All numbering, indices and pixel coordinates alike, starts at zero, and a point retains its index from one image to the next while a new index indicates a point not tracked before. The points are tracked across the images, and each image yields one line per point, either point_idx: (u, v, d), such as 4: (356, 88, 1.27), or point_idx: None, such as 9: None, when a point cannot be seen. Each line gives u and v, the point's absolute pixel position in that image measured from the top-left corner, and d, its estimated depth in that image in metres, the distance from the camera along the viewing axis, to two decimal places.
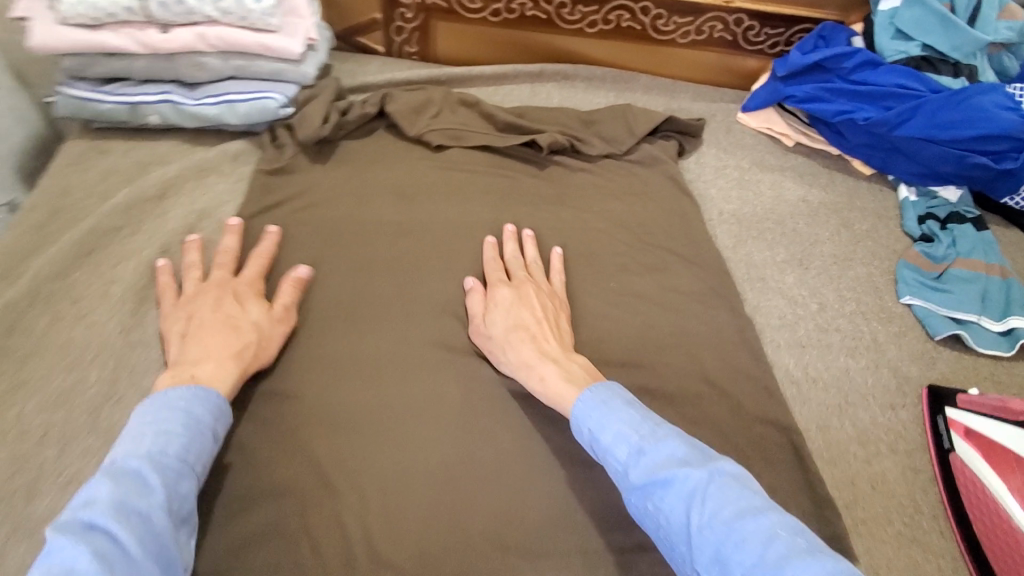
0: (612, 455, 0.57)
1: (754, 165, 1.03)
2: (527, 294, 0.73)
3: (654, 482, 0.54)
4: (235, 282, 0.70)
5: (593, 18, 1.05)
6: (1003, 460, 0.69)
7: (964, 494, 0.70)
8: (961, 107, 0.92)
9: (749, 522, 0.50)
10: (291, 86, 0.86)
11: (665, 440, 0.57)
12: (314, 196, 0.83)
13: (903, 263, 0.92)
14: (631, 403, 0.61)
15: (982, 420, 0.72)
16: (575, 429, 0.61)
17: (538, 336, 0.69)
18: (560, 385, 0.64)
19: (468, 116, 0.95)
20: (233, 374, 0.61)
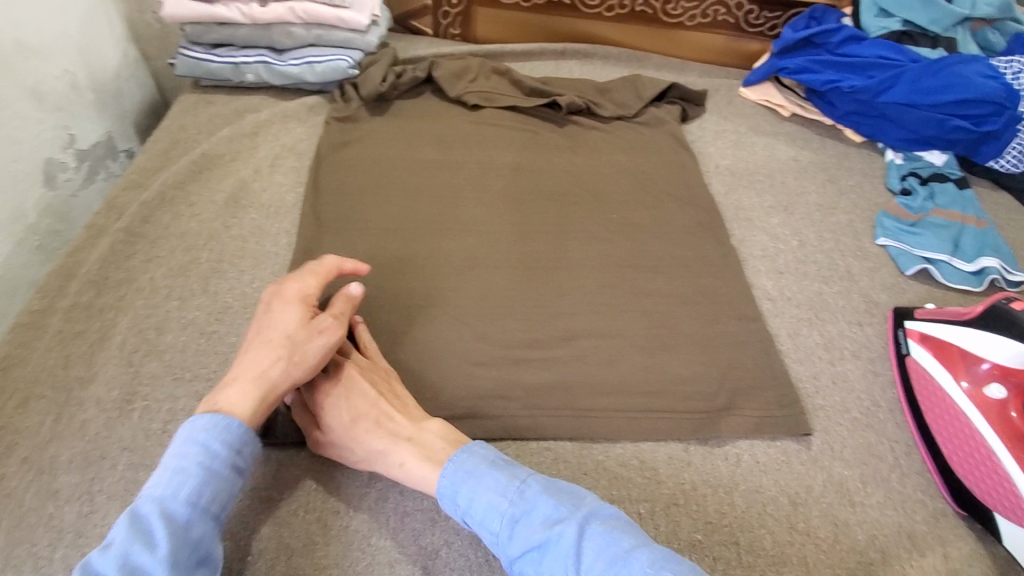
0: (485, 526, 0.58)
1: (750, 130, 1.17)
2: (352, 375, 0.69)
3: (529, 547, 0.56)
4: (283, 293, 0.70)
5: (611, 3, 1.23)
6: (949, 356, 0.75)
7: (918, 391, 0.77)
8: (938, 76, 1.05)
9: (619, 567, 0.53)
10: (358, 52, 1.06)
11: (534, 499, 0.58)
12: (372, 139, 1.01)
13: (883, 214, 1.02)
14: (497, 465, 0.61)
15: (935, 324, 0.78)
16: (442, 500, 0.61)
17: (382, 422, 0.66)
18: (419, 466, 0.63)
19: (500, 82, 1.14)
20: (251, 398, 0.62)
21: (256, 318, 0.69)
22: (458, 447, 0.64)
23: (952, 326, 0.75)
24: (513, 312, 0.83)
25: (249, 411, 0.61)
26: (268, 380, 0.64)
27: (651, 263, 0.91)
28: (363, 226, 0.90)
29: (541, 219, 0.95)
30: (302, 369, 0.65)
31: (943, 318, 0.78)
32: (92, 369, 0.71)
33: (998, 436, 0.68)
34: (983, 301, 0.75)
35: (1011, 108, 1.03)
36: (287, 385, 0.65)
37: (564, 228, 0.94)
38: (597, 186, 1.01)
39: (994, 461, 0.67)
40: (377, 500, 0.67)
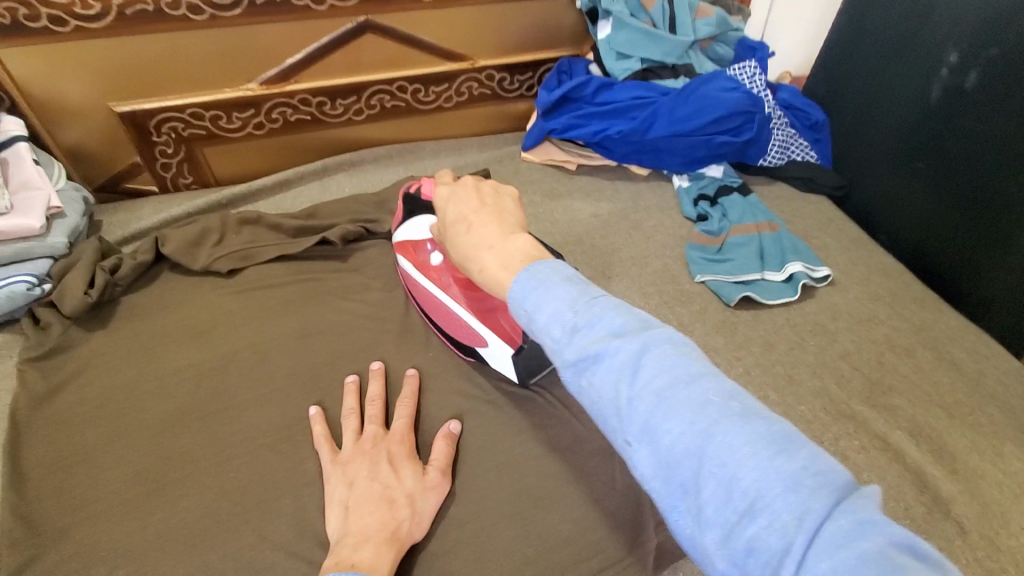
0: (547, 332, 0.45)
1: (545, 196, 1.10)
2: (470, 185, 0.63)
3: (586, 360, 0.43)
4: (389, 438, 0.69)
5: (356, 107, 1.07)
6: (407, 250, 0.85)
7: (413, 291, 0.87)
8: (689, 102, 1.06)
9: (684, 394, 0.40)
10: (42, 261, 0.81)
11: (604, 310, 0.45)
12: (96, 367, 0.77)
13: (690, 246, 1.02)
14: (570, 279, 0.47)
15: (397, 228, 0.88)
16: (514, 302, 0.48)
17: (474, 225, 0.58)
18: (499, 268, 0.53)
19: (254, 232, 0.95)
20: (389, 554, 0.58)
21: (361, 468, 0.64)
22: (538, 260, 0.52)
23: (407, 222, 0.86)
24: None
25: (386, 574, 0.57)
26: (400, 535, 0.61)
27: (489, 399, 0.79)
28: (105, 508, 0.65)
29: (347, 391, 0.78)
30: (423, 526, 0.64)
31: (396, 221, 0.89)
32: None
33: (452, 293, 0.80)
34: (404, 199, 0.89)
35: (758, 113, 1.09)
36: (407, 537, 0.61)
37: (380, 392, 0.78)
38: (404, 321, 0.87)
39: (456, 319, 0.80)
40: None
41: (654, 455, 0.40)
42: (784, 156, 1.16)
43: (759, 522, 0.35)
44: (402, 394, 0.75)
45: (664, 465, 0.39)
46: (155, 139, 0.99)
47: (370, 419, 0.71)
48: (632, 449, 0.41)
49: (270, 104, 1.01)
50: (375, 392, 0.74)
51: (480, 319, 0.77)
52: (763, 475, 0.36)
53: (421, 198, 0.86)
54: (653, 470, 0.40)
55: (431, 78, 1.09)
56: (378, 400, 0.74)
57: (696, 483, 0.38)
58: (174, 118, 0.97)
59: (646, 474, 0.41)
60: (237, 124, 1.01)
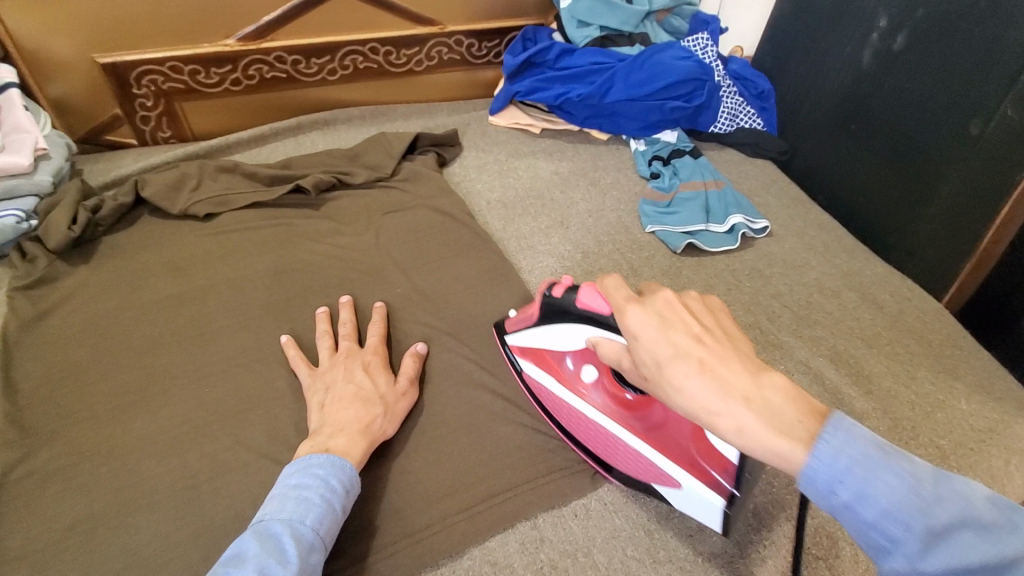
0: (858, 512, 0.39)
1: (510, 155, 1.17)
2: (671, 309, 0.49)
3: (954, 574, 0.37)
4: (362, 352, 0.77)
5: (330, 67, 1.13)
6: (544, 359, 0.75)
7: (540, 393, 0.76)
8: (645, 67, 1.14)
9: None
10: (28, 199, 0.86)
11: (944, 494, 0.38)
12: (80, 298, 0.82)
13: (642, 201, 1.09)
14: (888, 449, 0.39)
15: (522, 333, 0.77)
16: (805, 481, 0.40)
17: (717, 371, 0.45)
18: (767, 431, 0.42)
19: (230, 180, 1.00)
20: (362, 445, 0.65)
21: (337, 376, 0.72)
22: (816, 419, 0.42)
23: (534, 328, 0.75)
24: None
25: (359, 457, 0.64)
26: (373, 430, 0.67)
27: (450, 331, 0.86)
28: (92, 415, 0.70)
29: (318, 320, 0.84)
30: (395, 424, 0.71)
31: (523, 324, 0.76)
32: None
33: (616, 422, 0.68)
34: (538, 295, 0.72)
35: (708, 81, 1.17)
36: (381, 432, 0.68)
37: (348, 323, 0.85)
38: (373, 262, 0.93)
39: (623, 448, 0.68)
40: None
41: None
42: (733, 124, 1.25)
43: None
44: (373, 318, 0.83)
45: None
46: (135, 92, 1.03)
47: (344, 336, 0.79)
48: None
49: (247, 60, 1.06)
50: (347, 316, 0.81)
51: (658, 453, 0.65)
52: None
53: (557, 302, 0.68)
54: None
55: (402, 41, 1.14)
56: (351, 323, 0.81)
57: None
58: (154, 71, 1.02)
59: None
60: (215, 79, 1.06)
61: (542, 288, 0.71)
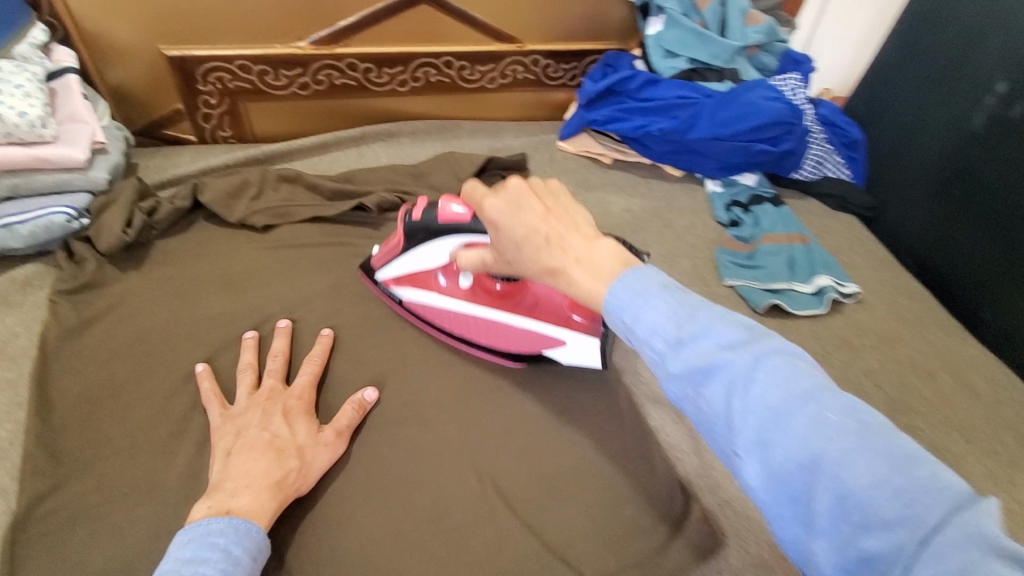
0: (647, 345, 0.41)
1: (579, 187, 1.11)
2: (520, 192, 0.51)
3: (696, 373, 0.39)
4: (287, 394, 0.68)
5: (401, 77, 1.07)
6: (418, 279, 0.81)
7: (434, 321, 0.81)
8: (733, 106, 1.06)
9: (713, 346, 0.39)
10: (82, 195, 0.81)
11: (707, 323, 0.40)
12: (126, 307, 0.77)
13: (721, 250, 1.02)
14: (667, 288, 0.42)
15: (389, 265, 0.81)
16: (610, 320, 0.44)
17: (557, 244, 0.49)
18: (596, 288, 0.46)
19: (291, 191, 0.94)
20: (270, 507, 0.57)
21: (252, 420, 0.63)
22: (629, 269, 0.45)
23: (398, 259, 0.79)
24: (365, 506, 0.65)
25: (268, 517, 0.57)
26: (288, 485, 0.60)
27: (514, 380, 0.79)
28: (133, 443, 0.65)
29: (377, 355, 0.79)
30: (310, 480, 0.63)
31: (391, 256, 0.80)
32: None
33: (489, 305, 0.79)
34: (397, 224, 0.78)
35: (798, 126, 1.08)
36: (295, 490, 0.61)
37: (406, 361, 0.79)
38: None
39: (496, 321, 0.79)
40: None
41: (766, 470, 0.36)
42: (818, 172, 1.17)
43: (878, 537, 0.32)
44: (313, 348, 0.75)
45: (780, 481, 0.36)
46: (200, 89, 0.98)
47: (269, 373, 0.70)
48: (740, 461, 0.38)
49: (318, 65, 1.01)
50: (283, 343, 0.74)
51: (534, 321, 0.77)
52: (884, 489, 0.32)
53: (434, 221, 0.72)
54: (766, 480, 0.36)
55: (477, 56, 1.08)
56: (283, 355, 0.74)
57: (809, 499, 0.34)
58: (221, 68, 0.97)
59: (754, 487, 0.37)
60: (283, 82, 1.01)
61: (404, 211, 0.77)
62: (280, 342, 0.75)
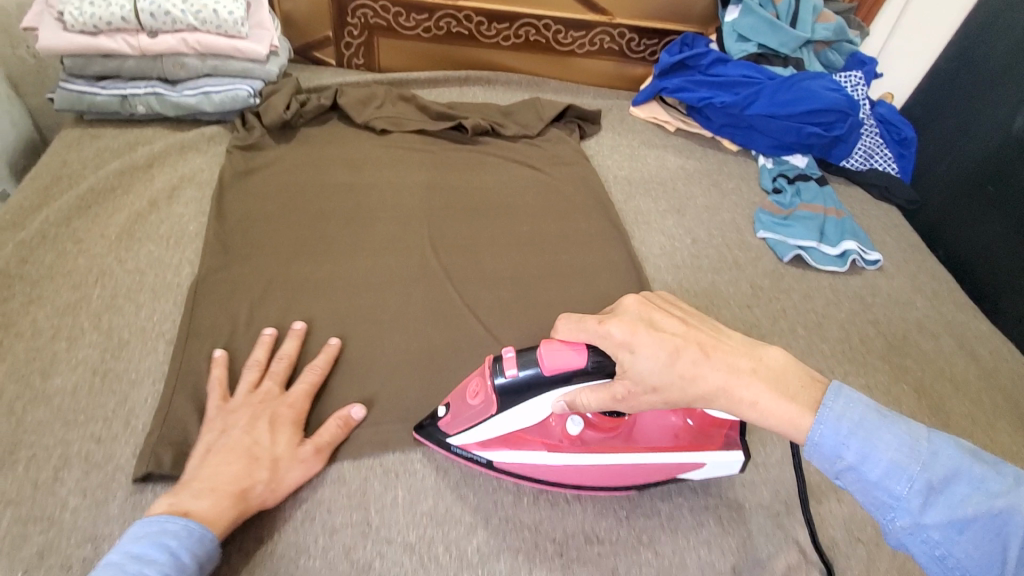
0: (882, 487, 0.50)
1: (642, 144, 1.27)
2: (648, 316, 0.58)
3: (949, 521, 0.48)
4: (280, 400, 0.68)
5: (506, 33, 1.28)
6: (518, 439, 0.66)
7: (520, 475, 0.68)
8: (792, 89, 1.19)
9: (961, 487, 0.49)
10: (258, 81, 1.05)
11: (941, 457, 0.50)
12: (278, 166, 1.01)
13: (760, 210, 1.15)
14: (886, 416, 0.52)
15: (469, 430, 0.66)
16: (813, 449, 0.53)
17: (710, 360, 0.55)
18: (776, 404, 0.53)
19: (406, 108, 1.17)
20: (230, 513, 0.58)
21: (239, 421, 0.63)
22: (824, 394, 0.54)
23: (485, 422, 0.65)
24: (434, 325, 0.84)
25: (223, 527, 0.57)
26: (250, 498, 0.59)
27: (561, 269, 0.96)
28: (277, 251, 0.88)
29: (457, 232, 0.99)
30: (277, 496, 0.62)
31: (476, 420, 0.65)
32: None
33: (604, 450, 0.65)
34: (486, 378, 0.64)
35: (851, 116, 1.20)
36: (259, 502, 0.60)
37: (479, 242, 0.98)
38: (507, 200, 1.06)
39: (624, 467, 0.65)
40: (302, 522, 0.64)
41: None
42: (866, 163, 1.28)
43: None
44: (317, 358, 0.75)
45: None
46: (348, 22, 1.23)
47: (271, 375, 0.70)
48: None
49: (442, 13, 1.23)
50: (292, 347, 0.74)
51: (663, 449, 0.66)
52: None
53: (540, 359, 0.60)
54: None
55: (573, 23, 1.28)
56: (288, 359, 0.73)
57: None
58: (368, 6, 1.21)
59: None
60: (412, 24, 1.24)
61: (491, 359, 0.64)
62: (290, 344, 0.75)
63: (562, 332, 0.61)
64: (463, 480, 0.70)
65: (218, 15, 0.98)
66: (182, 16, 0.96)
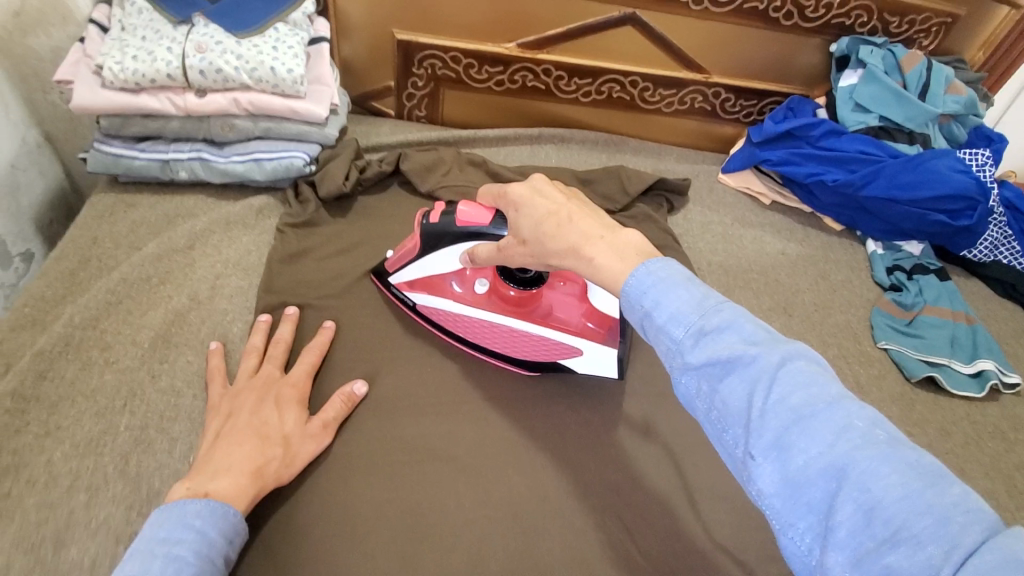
0: (666, 333, 0.43)
1: (736, 221, 1.12)
2: (542, 184, 0.57)
3: (718, 366, 0.40)
4: (282, 382, 0.68)
5: (587, 89, 1.14)
6: (432, 284, 0.78)
7: (439, 321, 0.79)
8: (918, 171, 1.03)
9: (736, 337, 0.41)
10: (314, 145, 0.92)
11: (732, 316, 0.42)
12: (336, 247, 0.88)
13: (877, 311, 1.00)
14: (693, 279, 0.45)
15: (405, 266, 0.77)
16: (625, 299, 0.46)
17: (575, 220, 0.53)
18: (614, 262, 0.49)
19: (475, 174, 1.03)
20: (250, 490, 0.57)
21: (245, 403, 0.63)
22: (652, 258, 0.48)
23: (416, 262, 0.76)
24: (516, 466, 0.70)
25: (247, 503, 0.57)
26: (266, 473, 0.59)
27: None
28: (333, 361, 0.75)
29: None
30: (293, 471, 0.62)
31: (405, 260, 0.76)
32: None
33: (503, 313, 0.76)
34: (414, 228, 0.74)
35: (981, 204, 1.04)
36: (275, 479, 0.60)
37: None
38: None
39: (518, 332, 0.75)
40: None
41: (782, 474, 0.37)
42: (991, 254, 1.11)
43: (897, 548, 0.32)
44: (315, 340, 0.74)
45: (797, 489, 0.36)
46: (413, 72, 1.10)
47: (270, 358, 0.70)
48: (753, 464, 0.38)
49: (518, 66, 1.09)
50: (287, 331, 0.74)
51: (560, 330, 0.74)
52: (904, 500, 0.33)
53: (454, 224, 0.68)
54: (781, 483, 0.37)
55: (663, 81, 1.13)
56: (285, 343, 0.73)
57: (831, 506, 0.35)
58: (436, 56, 1.08)
59: (766, 494, 0.37)
60: (484, 77, 1.11)
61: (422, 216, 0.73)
62: (284, 329, 0.74)
63: (478, 195, 0.67)
64: None
65: (275, 74, 0.85)
66: (235, 74, 0.83)
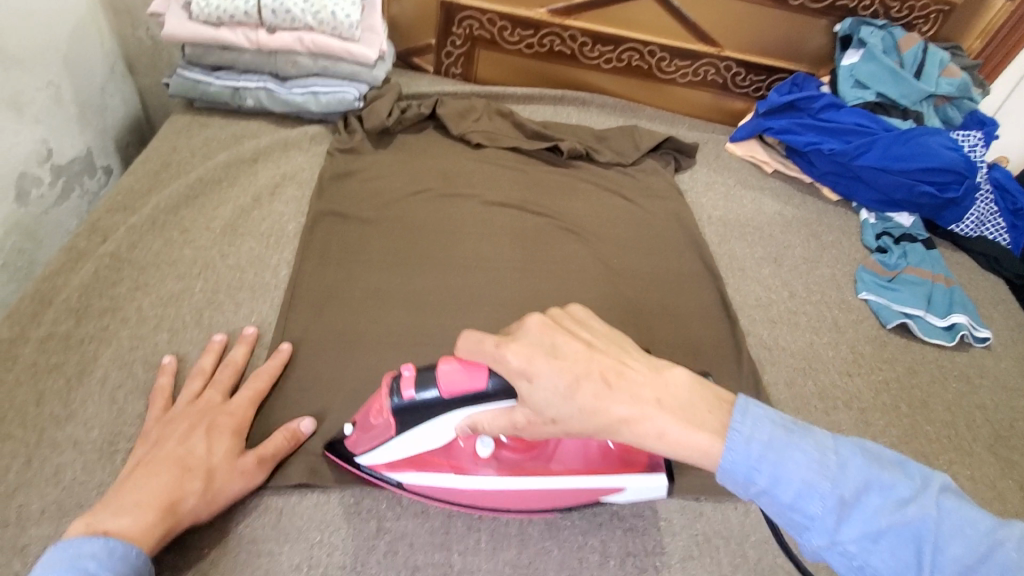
0: (801, 509, 0.44)
1: (738, 183, 1.22)
2: (553, 338, 0.49)
3: (868, 535, 0.42)
4: (221, 409, 0.65)
5: (609, 56, 1.25)
6: (423, 462, 0.64)
7: (432, 495, 0.65)
8: (908, 144, 1.12)
9: (875, 498, 0.43)
10: (363, 85, 1.05)
11: (854, 472, 0.44)
12: (377, 171, 1.00)
13: (863, 268, 1.09)
14: (799, 429, 0.45)
15: (377, 451, 0.63)
16: (726, 473, 0.45)
17: (614, 386, 0.47)
18: (683, 434, 0.46)
19: (502, 124, 1.15)
20: (158, 527, 0.53)
21: (173, 433, 0.60)
22: (728, 410, 0.47)
23: (391, 442, 0.61)
24: None
25: (155, 539, 0.53)
26: (181, 508, 0.55)
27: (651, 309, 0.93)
28: (371, 260, 0.88)
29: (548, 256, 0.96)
30: (210, 508, 0.58)
31: (376, 443, 0.62)
32: (71, 405, 0.65)
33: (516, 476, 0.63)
34: (378, 402, 0.60)
35: (968, 179, 1.12)
36: (191, 514, 0.56)
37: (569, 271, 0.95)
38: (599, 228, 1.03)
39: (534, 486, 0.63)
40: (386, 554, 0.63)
41: None
42: (977, 229, 1.20)
43: None
44: (267, 363, 0.71)
45: None
46: (452, 31, 1.22)
47: (214, 385, 0.67)
48: None
49: (547, 31, 1.21)
50: (239, 355, 0.71)
51: (589, 473, 0.63)
52: None
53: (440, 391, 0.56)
54: None
55: (679, 52, 1.24)
56: (234, 366, 0.70)
57: None
58: (474, 18, 1.20)
59: None
60: (516, 39, 1.23)
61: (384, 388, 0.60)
62: (234, 354, 0.71)
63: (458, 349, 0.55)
64: (547, 531, 0.67)
65: (335, 18, 0.97)
66: (302, 15, 0.96)
